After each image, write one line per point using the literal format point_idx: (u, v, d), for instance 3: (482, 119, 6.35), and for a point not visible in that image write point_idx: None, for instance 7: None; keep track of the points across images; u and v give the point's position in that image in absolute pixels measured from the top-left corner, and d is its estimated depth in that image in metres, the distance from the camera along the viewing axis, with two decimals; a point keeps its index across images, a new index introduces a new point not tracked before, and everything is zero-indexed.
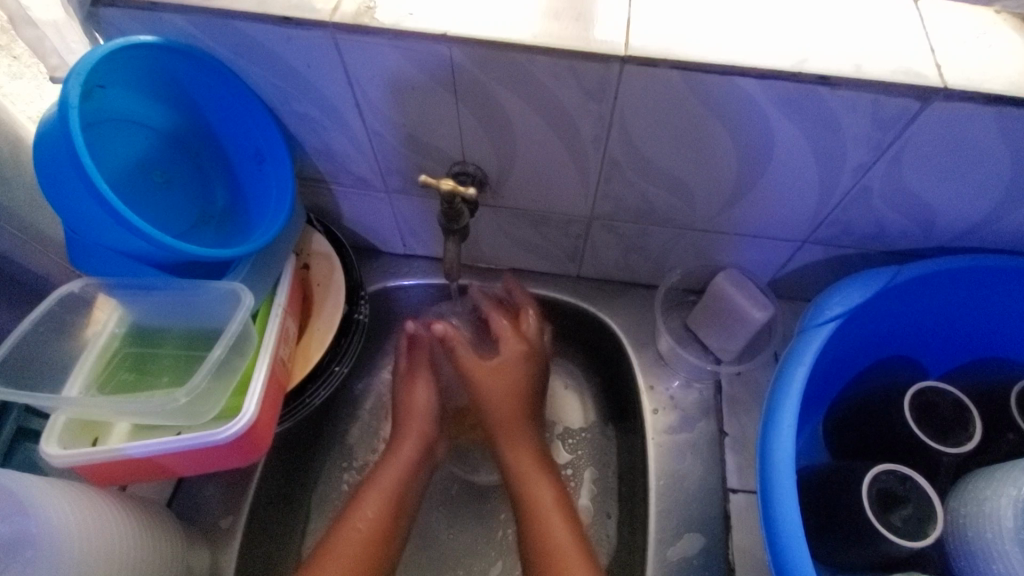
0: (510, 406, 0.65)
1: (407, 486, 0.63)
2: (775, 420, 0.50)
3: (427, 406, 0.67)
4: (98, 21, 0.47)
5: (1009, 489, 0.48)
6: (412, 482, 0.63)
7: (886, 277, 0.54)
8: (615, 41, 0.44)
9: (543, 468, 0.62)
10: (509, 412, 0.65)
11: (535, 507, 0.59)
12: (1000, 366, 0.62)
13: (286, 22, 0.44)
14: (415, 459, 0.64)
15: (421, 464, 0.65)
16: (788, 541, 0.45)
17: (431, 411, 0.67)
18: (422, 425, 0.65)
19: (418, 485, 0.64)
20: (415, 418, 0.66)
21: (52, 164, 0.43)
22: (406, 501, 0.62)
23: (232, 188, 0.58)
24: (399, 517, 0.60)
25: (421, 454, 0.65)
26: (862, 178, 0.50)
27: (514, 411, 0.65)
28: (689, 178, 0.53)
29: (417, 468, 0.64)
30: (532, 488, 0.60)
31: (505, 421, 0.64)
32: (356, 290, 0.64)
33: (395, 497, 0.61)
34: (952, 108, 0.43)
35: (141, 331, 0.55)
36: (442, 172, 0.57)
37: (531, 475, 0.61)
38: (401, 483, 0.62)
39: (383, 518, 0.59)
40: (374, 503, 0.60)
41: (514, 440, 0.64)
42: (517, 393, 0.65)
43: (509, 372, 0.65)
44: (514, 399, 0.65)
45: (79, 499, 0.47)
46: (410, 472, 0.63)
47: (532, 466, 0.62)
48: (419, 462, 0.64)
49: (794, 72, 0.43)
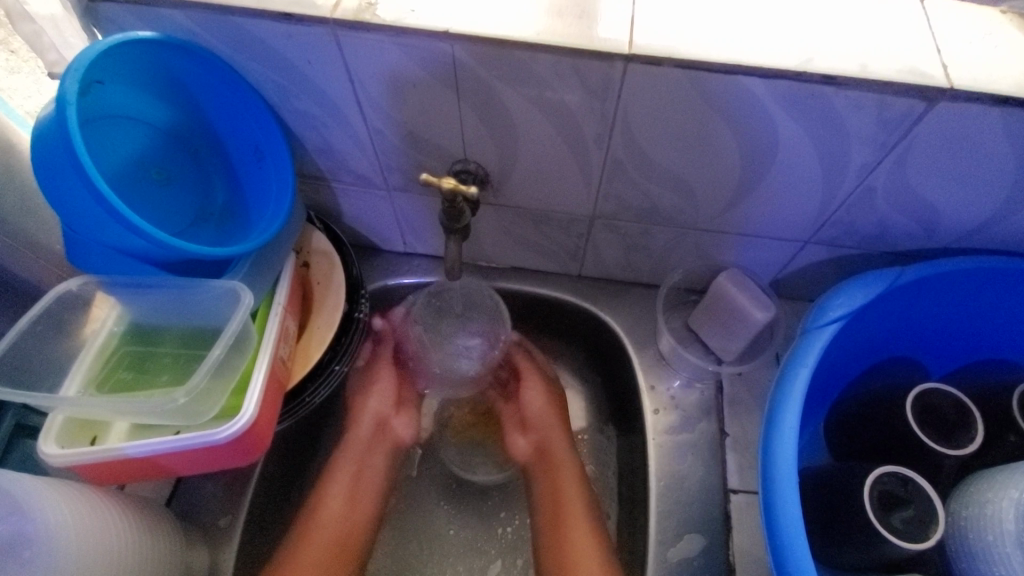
0: (558, 420, 0.69)
1: (366, 467, 0.68)
2: (777, 422, 0.49)
3: (384, 392, 0.71)
4: (97, 15, 0.47)
5: (1011, 491, 0.48)
6: (375, 469, 0.68)
7: (889, 278, 0.54)
8: (620, 39, 0.43)
9: (580, 472, 0.66)
10: (555, 425, 0.69)
11: (568, 512, 0.63)
12: (999, 368, 0.62)
13: (287, 18, 0.44)
14: (373, 443, 0.69)
15: (379, 446, 0.69)
16: (788, 543, 0.45)
17: (386, 398, 0.71)
18: (371, 411, 0.70)
19: (383, 472, 0.69)
20: (368, 406, 0.70)
21: (49, 162, 0.43)
22: (368, 481, 0.67)
23: (232, 187, 0.57)
24: (361, 493, 0.66)
25: (375, 432, 0.70)
26: (866, 178, 0.50)
27: (559, 426, 0.69)
28: (692, 178, 0.53)
29: (380, 453, 0.69)
30: (574, 495, 0.64)
31: (551, 431, 0.69)
32: (356, 288, 0.63)
33: (354, 474, 0.66)
34: (958, 108, 0.42)
35: (140, 330, 0.55)
36: (443, 170, 0.57)
37: (577, 508, 0.63)
38: (358, 469, 0.67)
39: (342, 502, 0.65)
40: (337, 491, 0.65)
41: (558, 451, 0.67)
42: (560, 410, 0.70)
43: (551, 391, 0.71)
44: (557, 417, 0.70)
45: (76, 499, 0.47)
46: (368, 456, 0.68)
47: (577, 492, 0.64)
48: (376, 444, 0.69)
49: (800, 72, 0.42)
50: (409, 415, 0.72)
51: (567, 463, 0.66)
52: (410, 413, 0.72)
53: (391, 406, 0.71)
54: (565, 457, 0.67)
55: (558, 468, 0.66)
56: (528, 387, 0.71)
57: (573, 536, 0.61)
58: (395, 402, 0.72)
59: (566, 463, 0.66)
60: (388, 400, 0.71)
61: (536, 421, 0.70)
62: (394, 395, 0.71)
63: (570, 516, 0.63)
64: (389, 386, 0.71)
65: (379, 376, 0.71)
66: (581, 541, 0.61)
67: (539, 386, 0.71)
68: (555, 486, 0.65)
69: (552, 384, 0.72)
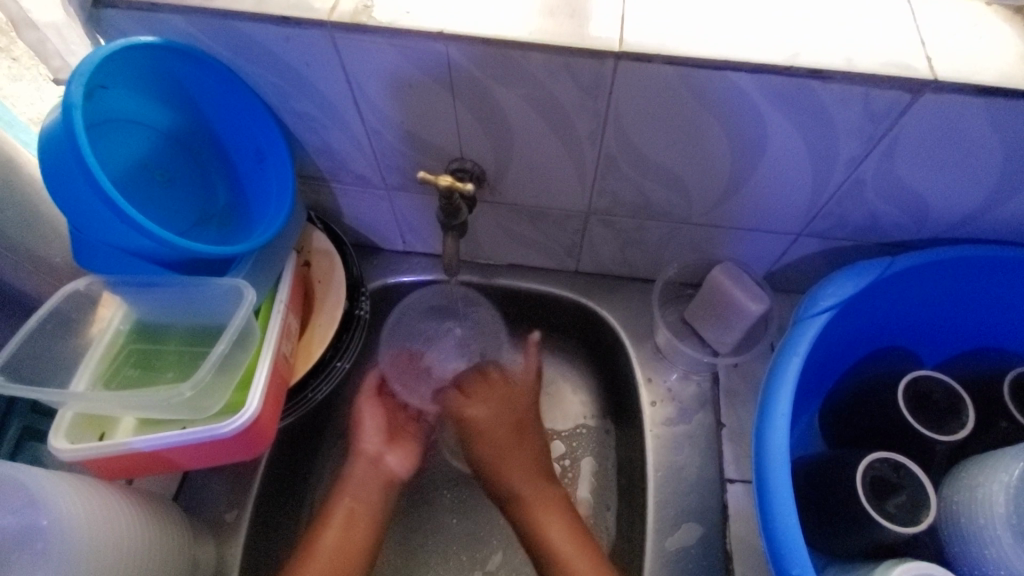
0: (514, 430, 0.69)
1: (361, 505, 0.65)
2: (771, 410, 0.50)
3: (372, 430, 0.69)
4: (100, 22, 0.48)
5: (1001, 475, 0.49)
6: (370, 507, 0.65)
7: (879, 268, 0.54)
8: (610, 37, 0.44)
9: (542, 478, 0.66)
10: (507, 440, 0.68)
11: (535, 510, 0.63)
12: (993, 356, 0.63)
13: (285, 21, 0.45)
14: (366, 482, 0.66)
15: (374, 485, 0.66)
16: (783, 529, 0.46)
17: (376, 435, 0.69)
18: (365, 449, 0.68)
19: (378, 507, 0.65)
20: (359, 446, 0.68)
21: (56, 167, 0.44)
22: (362, 517, 0.64)
23: (234, 188, 0.59)
24: (357, 532, 0.63)
25: (369, 469, 0.67)
26: (855, 171, 0.51)
27: (517, 443, 0.68)
28: (686, 173, 0.54)
29: (374, 491, 0.66)
30: (535, 494, 0.64)
31: (506, 442, 0.68)
32: (357, 287, 0.64)
33: (348, 512, 0.64)
34: (942, 100, 0.43)
35: (146, 328, 0.56)
36: (441, 168, 0.58)
37: (546, 505, 0.63)
38: (352, 506, 0.64)
39: (338, 532, 0.62)
40: (333, 524, 0.62)
41: (515, 469, 0.66)
42: (521, 425, 0.69)
43: (512, 403, 0.70)
44: (519, 434, 0.69)
45: (87, 492, 0.48)
46: (364, 496, 0.65)
47: (551, 501, 0.64)
48: (369, 482, 0.66)
49: (787, 66, 0.43)
50: (403, 450, 0.69)
51: (545, 489, 0.65)
52: (404, 448, 0.70)
53: (382, 442, 0.69)
54: (518, 461, 0.67)
55: (513, 480, 0.65)
56: (478, 405, 0.70)
57: (545, 526, 0.62)
58: (386, 438, 0.69)
59: (540, 486, 0.65)
60: (379, 437, 0.69)
61: (500, 443, 0.68)
62: (382, 429, 0.69)
63: (538, 515, 0.62)
64: (378, 422, 0.69)
65: (367, 415, 0.69)
66: (562, 540, 0.60)
67: (495, 403, 0.70)
68: (530, 501, 0.64)
69: (511, 401, 0.70)
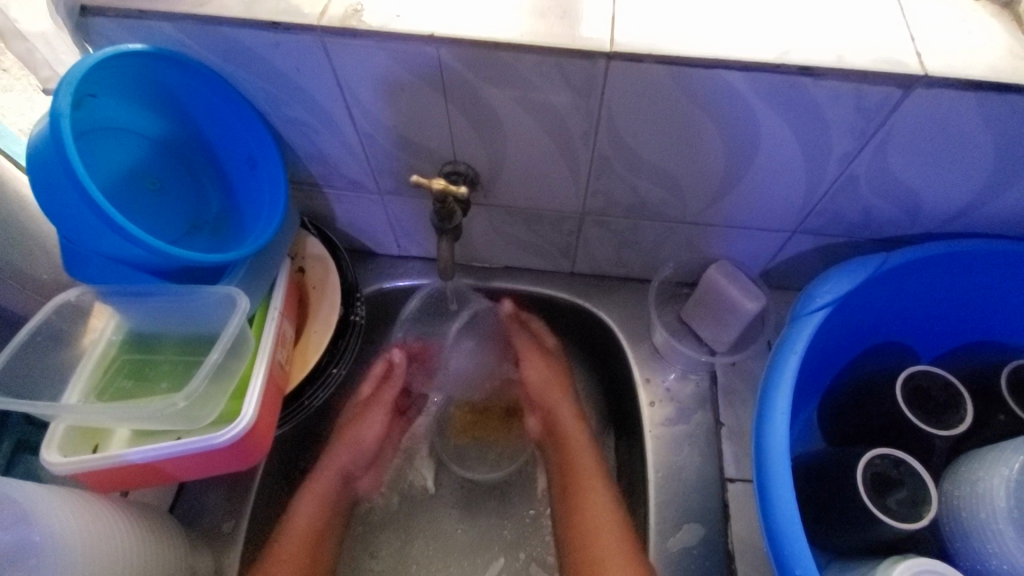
0: (558, 378, 0.72)
1: (329, 517, 0.65)
2: (769, 408, 0.50)
3: (361, 448, 0.69)
4: (88, 30, 0.47)
5: (1001, 469, 0.49)
6: (335, 522, 0.66)
7: (874, 264, 0.54)
8: (601, 37, 0.44)
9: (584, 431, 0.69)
10: (556, 387, 0.71)
11: (583, 487, 0.64)
12: (991, 349, 0.63)
13: (274, 27, 0.45)
14: (338, 498, 0.66)
15: (342, 504, 0.67)
16: (785, 531, 0.46)
17: (364, 450, 0.69)
18: (347, 460, 0.68)
19: (340, 523, 0.66)
20: (336, 461, 0.68)
21: (45, 177, 0.44)
22: (328, 532, 0.64)
23: (226, 195, 0.58)
24: (321, 547, 0.63)
25: (341, 488, 0.67)
26: (849, 166, 0.51)
27: (563, 399, 0.71)
28: (680, 173, 0.54)
29: (340, 506, 0.67)
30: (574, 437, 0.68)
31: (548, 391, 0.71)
32: (352, 292, 0.64)
33: (315, 528, 0.63)
34: (933, 95, 0.43)
35: (139, 339, 0.56)
36: (433, 171, 0.58)
37: (584, 458, 0.67)
38: (321, 518, 0.64)
39: (302, 546, 0.61)
40: (294, 535, 0.61)
41: (565, 420, 0.70)
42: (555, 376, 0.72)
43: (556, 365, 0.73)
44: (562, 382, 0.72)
45: (81, 507, 0.47)
46: (334, 510, 0.66)
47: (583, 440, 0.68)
48: (339, 499, 0.67)
49: (778, 64, 0.43)
50: (375, 475, 0.72)
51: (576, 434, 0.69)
52: (375, 472, 0.72)
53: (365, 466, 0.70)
54: (561, 403, 0.71)
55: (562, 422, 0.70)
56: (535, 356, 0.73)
57: (587, 516, 0.62)
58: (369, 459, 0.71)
59: (575, 434, 0.69)
60: (364, 457, 0.70)
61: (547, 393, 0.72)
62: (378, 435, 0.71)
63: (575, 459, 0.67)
64: (370, 441, 0.70)
65: (367, 419, 0.71)
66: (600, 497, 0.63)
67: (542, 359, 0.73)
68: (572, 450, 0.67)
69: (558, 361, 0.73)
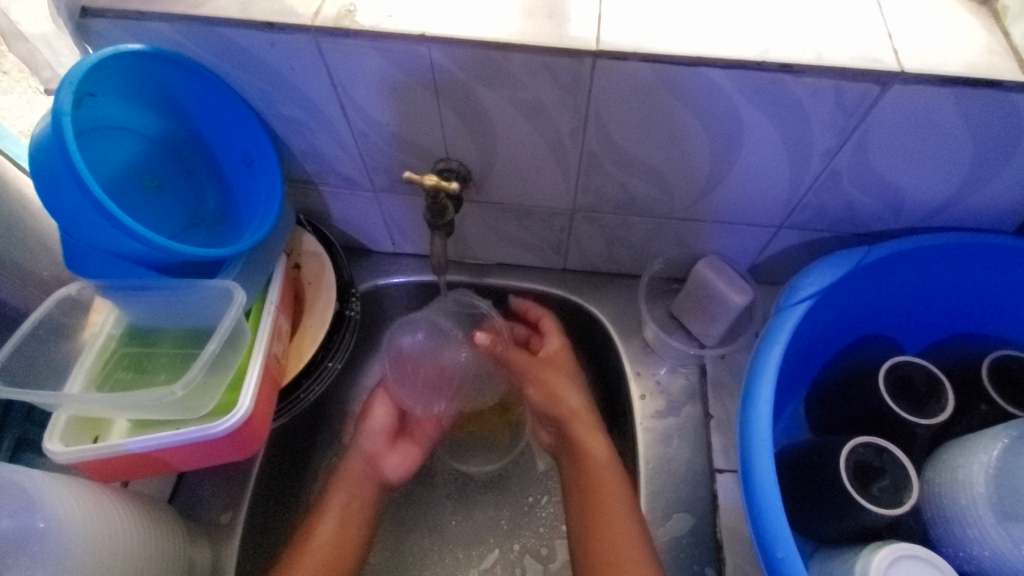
0: (563, 366, 0.70)
1: (354, 500, 0.67)
2: (754, 397, 0.51)
3: (376, 432, 0.70)
4: (87, 31, 0.49)
5: (980, 456, 0.50)
6: (362, 506, 0.67)
7: (856, 257, 0.56)
8: (587, 36, 0.46)
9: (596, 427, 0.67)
10: (562, 374, 0.70)
11: (600, 481, 0.62)
12: (973, 342, 0.64)
13: (269, 27, 0.46)
14: (362, 481, 0.68)
15: (368, 487, 0.68)
16: (769, 516, 0.47)
17: (379, 435, 0.70)
18: (365, 446, 0.70)
19: (369, 508, 0.67)
20: (359, 447, 0.70)
21: (46, 173, 0.45)
22: (355, 515, 0.66)
23: (223, 192, 0.60)
24: (349, 531, 0.65)
25: (363, 472, 0.68)
26: (831, 162, 0.52)
27: (569, 385, 0.69)
28: (667, 169, 0.55)
29: (365, 488, 0.68)
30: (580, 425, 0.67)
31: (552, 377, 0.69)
32: (347, 288, 0.65)
33: (341, 510, 0.65)
34: (910, 91, 0.45)
35: (138, 332, 0.57)
36: (426, 168, 0.59)
37: (593, 454, 0.64)
38: (347, 502, 0.66)
39: (332, 531, 0.64)
40: (327, 522, 0.64)
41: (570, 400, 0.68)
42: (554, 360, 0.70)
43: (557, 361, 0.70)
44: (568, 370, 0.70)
45: (83, 495, 0.49)
46: (359, 493, 0.67)
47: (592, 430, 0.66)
48: (362, 482, 0.68)
49: (759, 62, 0.44)
50: (400, 454, 0.71)
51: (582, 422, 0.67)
52: (402, 451, 0.71)
53: (382, 445, 0.70)
54: (565, 388, 0.69)
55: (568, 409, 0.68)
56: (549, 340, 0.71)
57: (605, 512, 0.59)
58: (389, 438, 0.71)
59: (583, 420, 0.67)
60: (381, 437, 0.70)
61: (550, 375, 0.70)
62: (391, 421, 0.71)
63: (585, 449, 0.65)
64: (379, 425, 0.71)
65: (376, 407, 0.71)
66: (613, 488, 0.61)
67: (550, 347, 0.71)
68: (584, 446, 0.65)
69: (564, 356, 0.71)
